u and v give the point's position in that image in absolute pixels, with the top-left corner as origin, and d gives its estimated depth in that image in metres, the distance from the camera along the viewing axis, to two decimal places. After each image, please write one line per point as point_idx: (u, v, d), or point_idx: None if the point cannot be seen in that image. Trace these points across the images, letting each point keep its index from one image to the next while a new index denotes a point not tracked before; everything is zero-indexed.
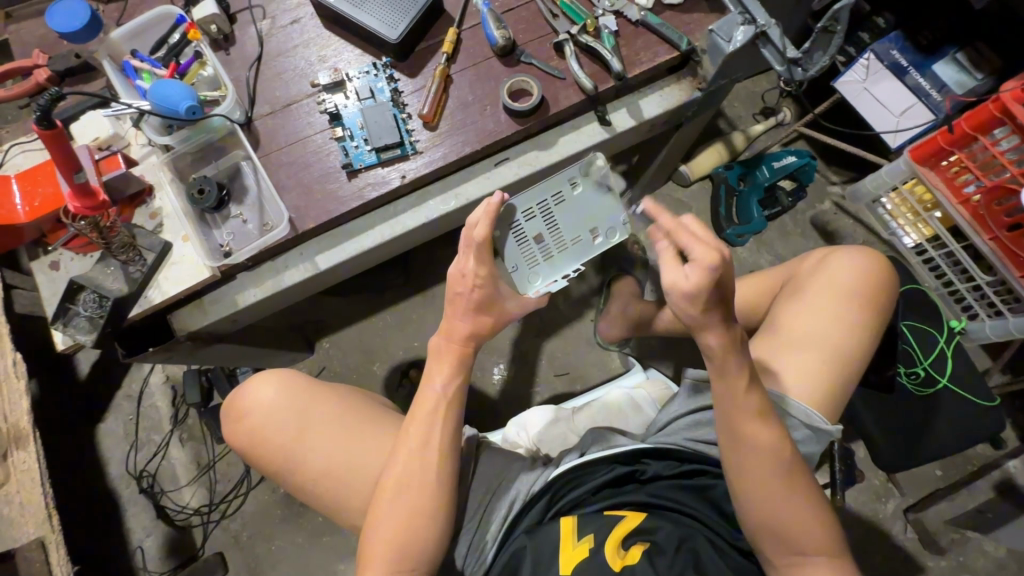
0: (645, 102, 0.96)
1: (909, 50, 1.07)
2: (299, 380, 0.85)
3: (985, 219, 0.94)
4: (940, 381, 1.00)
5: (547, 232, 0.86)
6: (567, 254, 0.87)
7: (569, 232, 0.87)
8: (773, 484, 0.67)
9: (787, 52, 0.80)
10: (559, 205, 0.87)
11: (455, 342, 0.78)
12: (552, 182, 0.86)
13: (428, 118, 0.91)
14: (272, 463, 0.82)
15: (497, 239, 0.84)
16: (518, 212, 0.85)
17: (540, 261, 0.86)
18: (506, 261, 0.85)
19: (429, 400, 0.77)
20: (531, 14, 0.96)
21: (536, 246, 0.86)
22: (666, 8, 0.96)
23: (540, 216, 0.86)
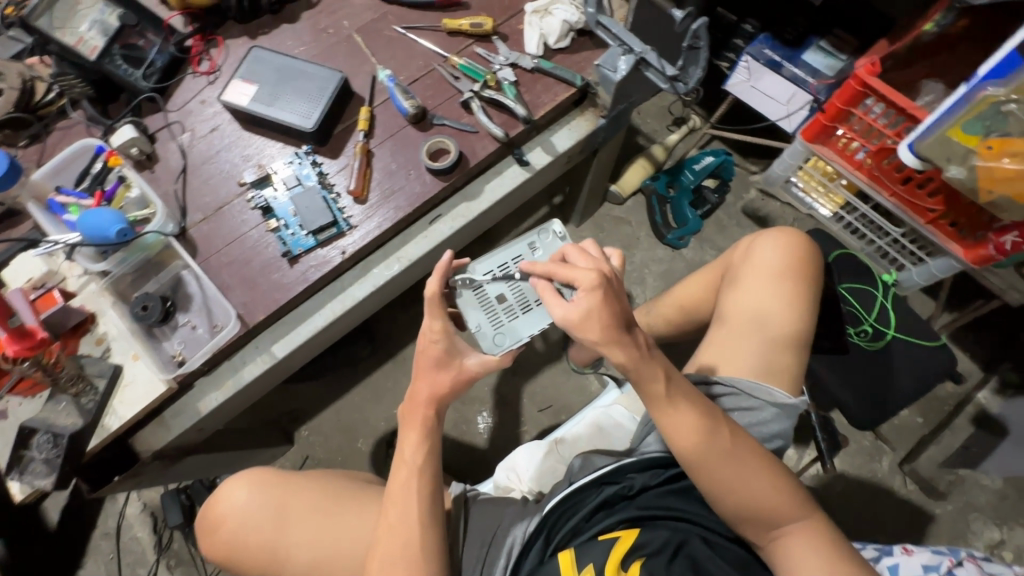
0: (556, 137, 1.03)
1: (779, 46, 1.17)
2: (269, 475, 0.84)
3: (881, 178, 1.02)
4: (888, 334, 1.05)
5: (509, 292, 0.89)
6: (532, 314, 0.87)
7: (534, 294, 0.89)
8: (730, 477, 0.70)
9: (666, 70, 0.87)
10: (521, 268, 0.90)
11: (424, 406, 0.78)
12: (512, 247, 0.92)
13: (358, 193, 0.95)
14: (257, 562, 0.80)
15: (458, 297, 0.88)
16: (478, 273, 0.90)
17: (506, 321, 0.87)
18: (469, 322, 0.87)
19: (408, 470, 0.77)
20: (435, 80, 1.03)
21: (501, 307, 0.88)
22: (556, 51, 1.04)
23: (501, 278, 0.89)
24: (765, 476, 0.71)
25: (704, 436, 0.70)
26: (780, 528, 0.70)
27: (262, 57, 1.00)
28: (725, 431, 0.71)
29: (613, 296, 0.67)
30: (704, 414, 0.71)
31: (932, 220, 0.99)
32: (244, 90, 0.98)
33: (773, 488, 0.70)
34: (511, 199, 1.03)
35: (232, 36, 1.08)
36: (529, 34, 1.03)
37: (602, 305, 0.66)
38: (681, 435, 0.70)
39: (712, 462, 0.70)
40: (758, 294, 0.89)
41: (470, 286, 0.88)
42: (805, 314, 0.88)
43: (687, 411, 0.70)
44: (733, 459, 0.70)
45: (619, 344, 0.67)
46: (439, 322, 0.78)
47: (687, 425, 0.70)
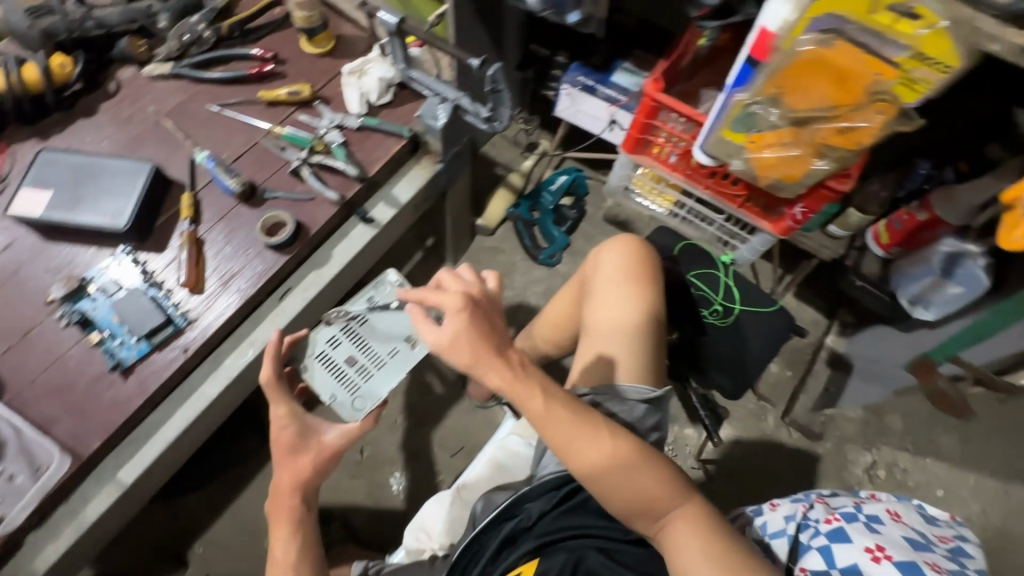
0: (397, 188, 1.04)
1: (590, 72, 1.28)
2: None
3: (694, 175, 1.10)
4: (734, 309, 1.17)
5: (358, 352, 0.88)
6: (386, 370, 0.87)
7: (382, 348, 0.88)
8: (615, 481, 0.71)
9: (480, 114, 0.92)
10: (362, 326, 0.89)
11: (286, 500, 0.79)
12: (353, 304, 0.90)
13: (192, 284, 0.89)
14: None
15: (303, 372, 0.86)
16: (321, 341, 0.88)
17: (360, 385, 0.86)
18: (321, 394, 0.86)
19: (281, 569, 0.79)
20: (260, 153, 1.01)
21: (351, 370, 0.87)
22: (381, 107, 1.06)
23: (345, 341, 0.88)
24: (650, 474, 0.71)
25: (581, 441, 0.71)
26: (665, 517, 0.71)
27: (51, 159, 0.91)
28: (606, 437, 0.72)
29: (479, 315, 0.70)
30: (580, 420, 0.72)
31: (742, 204, 1.09)
32: (37, 199, 0.89)
33: (659, 485, 0.71)
34: (363, 258, 1.03)
35: (19, 142, 0.99)
36: (350, 94, 1.04)
37: (468, 328, 0.70)
38: (564, 445, 0.71)
39: (596, 469, 0.71)
40: (610, 300, 0.95)
41: (313, 358, 0.87)
42: (654, 311, 0.94)
43: (567, 423, 0.71)
44: (612, 459, 0.71)
45: (490, 361, 0.70)
46: (283, 407, 0.81)
47: (564, 432, 0.71)
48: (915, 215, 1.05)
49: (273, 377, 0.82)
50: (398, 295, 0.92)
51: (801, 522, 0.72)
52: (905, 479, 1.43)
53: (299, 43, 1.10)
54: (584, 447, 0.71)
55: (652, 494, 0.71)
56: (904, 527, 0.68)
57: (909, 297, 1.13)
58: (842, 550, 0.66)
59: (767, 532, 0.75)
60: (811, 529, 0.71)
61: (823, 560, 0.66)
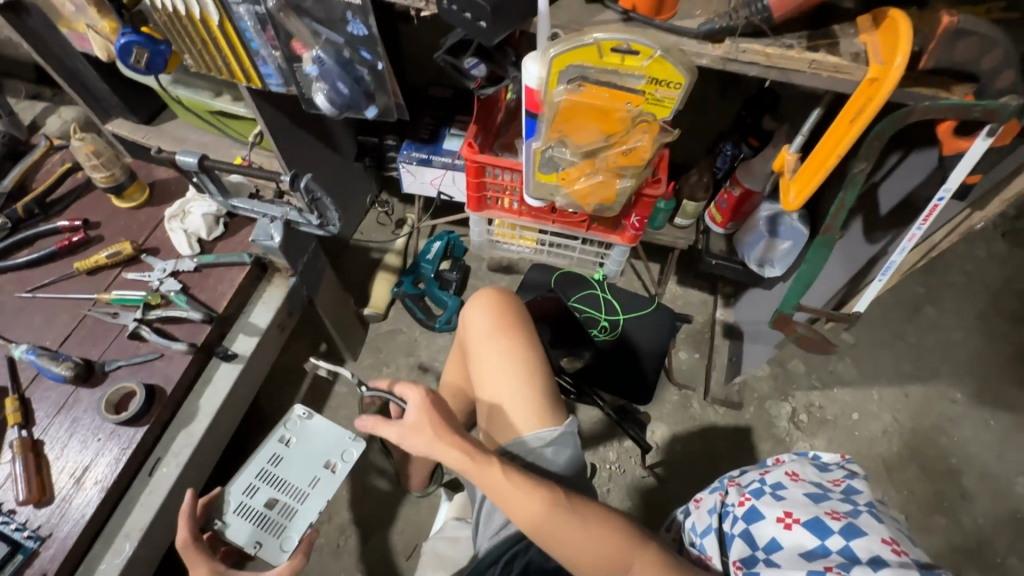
0: (254, 315, 1.01)
1: (421, 146, 1.32)
2: None
3: (539, 215, 1.16)
4: (619, 319, 1.25)
5: (278, 492, 0.89)
6: (311, 501, 0.89)
7: (303, 481, 0.91)
8: (568, 537, 0.70)
9: (313, 222, 0.96)
10: (279, 466, 0.91)
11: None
12: (264, 448, 0.92)
13: (36, 498, 0.79)
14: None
15: (222, 529, 0.84)
16: (236, 494, 0.87)
17: (285, 524, 0.87)
18: (243, 545, 0.84)
19: None
20: (92, 327, 0.94)
21: (273, 512, 0.87)
22: (214, 242, 1.03)
23: (263, 486, 0.89)
24: (601, 527, 0.71)
25: (539, 509, 0.71)
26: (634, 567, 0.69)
27: None
28: (554, 495, 0.72)
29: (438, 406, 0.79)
30: (538, 490, 0.72)
31: (589, 226, 1.15)
32: None
33: (611, 538, 0.70)
34: (235, 398, 0.97)
35: None
36: (177, 238, 1.00)
37: (430, 411, 0.77)
38: (520, 510, 0.71)
39: (550, 529, 0.70)
40: (486, 357, 0.95)
41: (231, 512, 0.86)
42: (531, 352, 0.95)
43: (518, 484, 0.72)
44: (567, 517, 0.71)
45: (449, 439, 0.75)
46: (203, 569, 0.70)
47: (521, 501, 0.71)
48: (732, 192, 1.18)
49: (192, 537, 0.74)
50: (309, 429, 0.95)
51: (721, 512, 0.74)
52: (824, 414, 1.55)
53: (110, 201, 1.06)
54: (533, 507, 0.71)
55: (613, 548, 0.69)
56: (804, 485, 0.72)
57: (756, 261, 1.24)
58: (758, 529, 0.67)
59: (697, 532, 0.76)
60: (730, 516, 0.72)
61: (746, 545, 0.67)
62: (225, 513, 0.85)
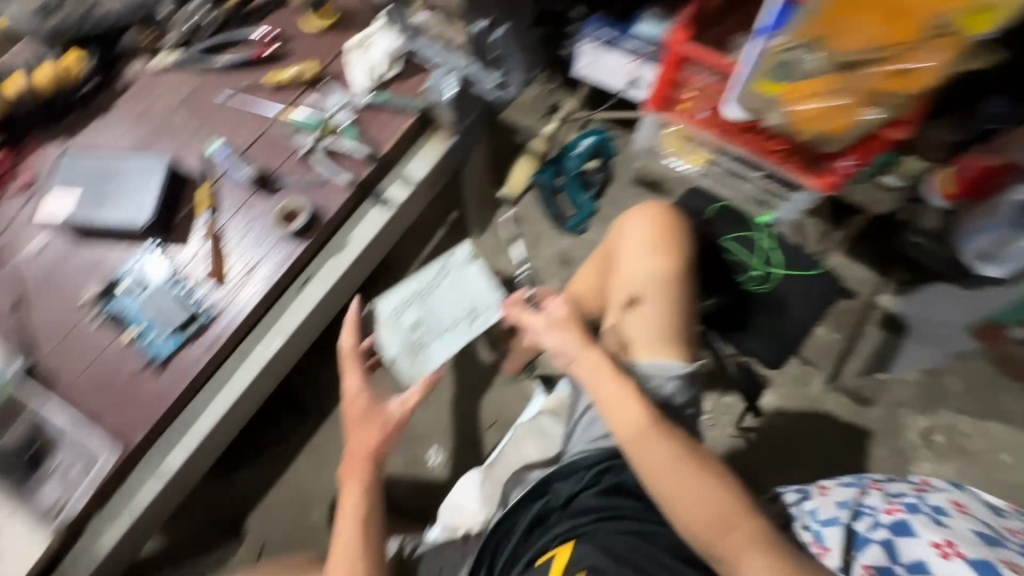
0: (411, 165, 1.01)
1: (610, 24, 1.18)
2: None
3: (728, 131, 1.00)
4: (775, 272, 1.10)
5: (423, 318, 0.99)
6: (445, 339, 0.97)
7: (445, 318, 0.99)
8: (667, 475, 0.70)
9: (492, 80, 0.91)
10: (431, 296, 1.00)
11: (365, 440, 0.82)
12: (424, 276, 1.00)
13: (214, 278, 0.90)
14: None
15: (376, 331, 0.99)
16: (394, 306, 1.00)
17: (421, 347, 0.98)
18: (386, 350, 0.98)
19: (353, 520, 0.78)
20: (271, 140, 0.99)
21: (415, 333, 0.98)
22: (388, 83, 1.01)
23: (414, 306, 0.99)
24: (703, 481, 0.69)
25: (650, 433, 0.72)
26: (731, 531, 0.67)
27: (76, 161, 0.93)
28: (667, 435, 0.72)
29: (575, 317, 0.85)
30: (653, 414, 0.73)
31: (781, 159, 1.00)
32: (66, 201, 0.93)
33: (714, 492, 0.69)
34: (379, 242, 1.01)
35: (44, 144, 1.00)
36: (356, 70, 1.00)
37: (564, 316, 0.84)
38: (629, 430, 0.72)
39: (651, 462, 0.71)
40: (634, 271, 0.92)
41: (386, 318, 0.99)
42: (685, 278, 0.91)
43: (633, 407, 0.73)
44: (673, 456, 0.71)
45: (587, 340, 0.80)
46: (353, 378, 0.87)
47: (635, 415, 0.73)
48: (981, 160, 0.95)
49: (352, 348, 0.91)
50: (465, 276, 1.02)
51: (856, 510, 0.69)
52: (967, 444, 1.34)
53: (301, 18, 1.06)
54: (644, 436, 0.71)
55: (714, 501, 0.68)
56: (969, 520, 0.64)
57: (974, 253, 1.03)
58: (907, 544, 0.62)
59: (817, 518, 0.70)
60: (869, 518, 0.68)
61: (886, 553, 0.64)
62: (382, 317, 0.99)
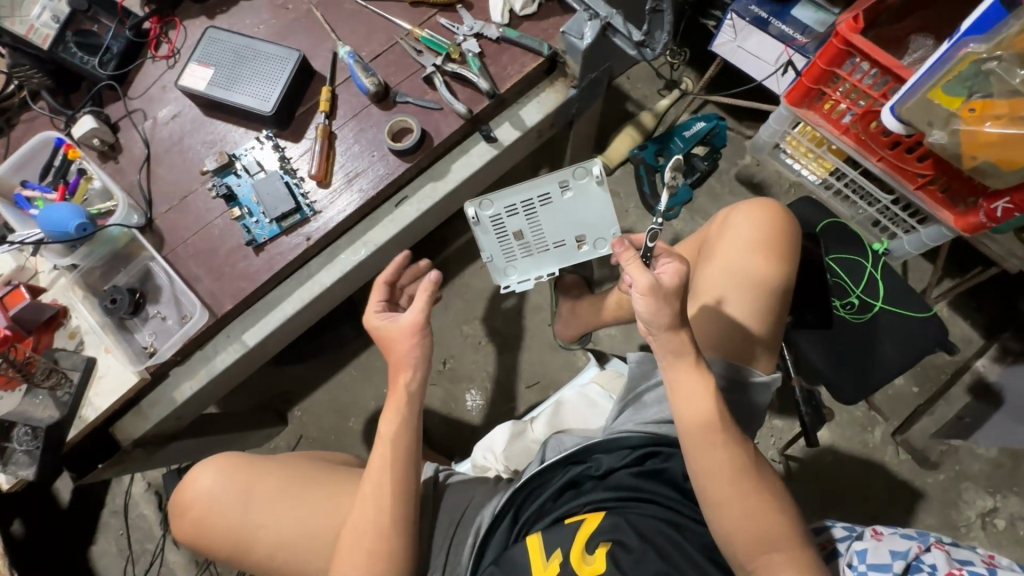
0: (525, 110, 0.99)
1: (766, 2, 1.09)
2: (234, 460, 0.84)
3: (869, 143, 0.94)
4: (875, 305, 1.03)
5: (527, 228, 1.00)
6: (544, 255, 1.01)
7: (551, 235, 1.00)
8: (723, 479, 0.68)
9: (633, 37, 0.86)
10: (543, 207, 0.98)
11: (406, 368, 0.80)
12: (542, 184, 0.97)
13: (320, 178, 0.93)
14: (223, 546, 0.81)
15: (478, 228, 0.99)
16: (500, 206, 0.99)
17: (518, 256, 1.02)
18: (482, 250, 1.01)
19: (383, 445, 0.77)
20: (398, 55, 0.99)
21: (516, 242, 1.01)
22: (522, 19, 0.99)
23: (522, 214, 0.99)
24: (755, 496, 0.68)
25: (716, 435, 0.69)
26: (771, 550, 0.67)
27: (217, 38, 0.97)
28: (732, 445, 0.69)
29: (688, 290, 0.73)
30: (724, 416, 0.70)
31: (922, 186, 0.93)
32: (201, 74, 0.96)
33: (766, 510, 0.68)
34: (478, 178, 1.01)
35: (190, 17, 1.04)
36: (494, 0, 0.98)
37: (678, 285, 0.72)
38: (696, 426, 0.70)
39: (711, 464, 0.69)
40: (735, 264, 0.88)
41: (490, 218, 0.99)
42: (783, 283, 0.87)
43: (706, 405, 0.70)
44: (735, 464, 0.69)
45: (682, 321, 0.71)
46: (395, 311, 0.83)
47: (708, 414, 0.70)
48: None
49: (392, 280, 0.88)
50: (585, 195, 0.98)
51: (912, 564, 0.65)
52: None
53: None
54: (710, 438, 0.69)
55: (764, 521, 0.67)
56: None
57: None
58: None
59: (864, 561, 0.67)
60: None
61: None
62: (486, 216, 0.99)
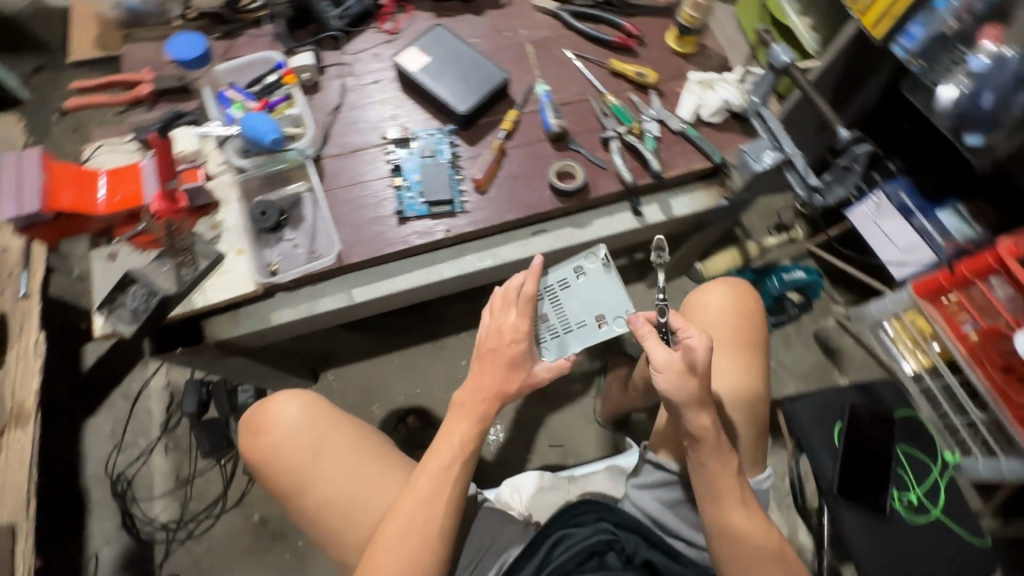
0: (676, 200, 1.06)
1: (916, 195, 1.16)
2: (320, 405, 0.88)
3: (981, 359, 0.98)
4: (932, 512, 1.02)
5: (552, 314, 0.97)
6: (572, 336, 0.94)
7: (572, 317, 0.96)
8: None
9: (809, 178, 0.87)
10: (563, 291, 0.97)
11: (509, 386, 0.85)
12: (559, 271, 0.98)
13: (481, 184, 1.00)
14: (278, 480, 0.84)
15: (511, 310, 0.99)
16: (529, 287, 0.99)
17: (547, 340, 0.95)
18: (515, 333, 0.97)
19: (452, 452, 0.80)
20: (584, 109, 1.08)
21: (543, 326, 0.97)
22: (704, 124, 1.07)
23: (546, 300, 0.98)
24: None
25: (764, 555, 0.75)
26: None
27: (441, 35, 1.08)
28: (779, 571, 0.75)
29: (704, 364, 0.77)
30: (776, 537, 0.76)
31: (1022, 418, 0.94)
32: (417, 58, 1.06)
33: None
34: (609, 240, 1.06)
35: (421, 9, 1.17)
36: (687, 99, 1.07)
37: (698, 359, 0.77)
38: (746, 545, 0.75)
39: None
40: (714, 369, 0.93)
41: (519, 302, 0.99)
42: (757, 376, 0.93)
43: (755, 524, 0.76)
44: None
45: (704, 406, 0.76)
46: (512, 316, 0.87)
47: (726, 493, 0.76)
48: None
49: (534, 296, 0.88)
50: (601, 278, 0.97)
51: None
52: None
53: (665, 36, 1.15)
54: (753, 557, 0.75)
55: None
56: None
57: None
58: None
59: None
60: None
61: None
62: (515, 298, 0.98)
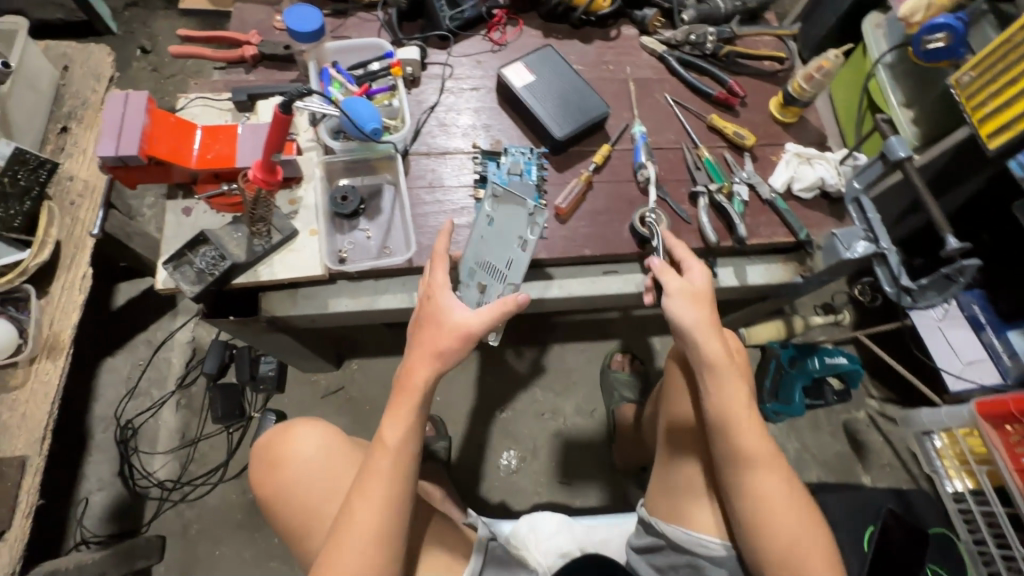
0: (752, 268, 1.04)
1: (989, 310, 1.17)
2: (337, 439, 0.87)
3: None
4: None
5: (489, 274, 0.89)
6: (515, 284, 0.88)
7: (504, 261, 0.89)
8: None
9: (901, 279, 0.89)
10: (485, 239, 0.91)
11: (424, 366, 0.72)
12: (475, 226, 0.91)
13: (563, 212, 0.98)
14: (290, 518, 0.83)
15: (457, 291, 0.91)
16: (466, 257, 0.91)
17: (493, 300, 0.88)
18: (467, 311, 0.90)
19: (388, 454, 0.70)
20: (676, 158, 1.06)
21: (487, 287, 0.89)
22: (795, 198, 1.05)
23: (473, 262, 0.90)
24: None
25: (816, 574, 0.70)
26: None
27: (549, 56, 1.07)
28: None
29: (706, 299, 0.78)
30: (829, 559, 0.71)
31: None
32: (521, 74, 1.04)
33: None
34: None
35: (531, 26, 1.16)
36: (781, 170, 1.05)
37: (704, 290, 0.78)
38: None
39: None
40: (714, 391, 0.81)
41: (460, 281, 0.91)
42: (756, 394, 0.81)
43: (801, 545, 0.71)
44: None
45: (715, 333, 0.76)
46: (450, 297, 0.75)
47: (743, 441, 0.73)
48: None
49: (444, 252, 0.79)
50: (507, 211, 0.91)
51: None
52: None
53: (768, 101, 1.14)
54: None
55: None
56: None
57: None
58: None
59: None
60: None
61: None
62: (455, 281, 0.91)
